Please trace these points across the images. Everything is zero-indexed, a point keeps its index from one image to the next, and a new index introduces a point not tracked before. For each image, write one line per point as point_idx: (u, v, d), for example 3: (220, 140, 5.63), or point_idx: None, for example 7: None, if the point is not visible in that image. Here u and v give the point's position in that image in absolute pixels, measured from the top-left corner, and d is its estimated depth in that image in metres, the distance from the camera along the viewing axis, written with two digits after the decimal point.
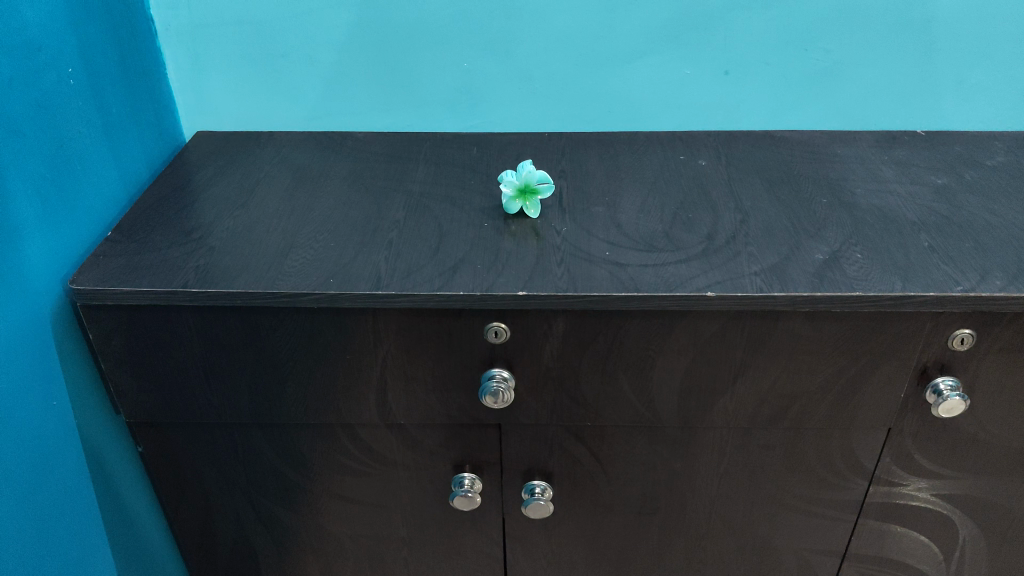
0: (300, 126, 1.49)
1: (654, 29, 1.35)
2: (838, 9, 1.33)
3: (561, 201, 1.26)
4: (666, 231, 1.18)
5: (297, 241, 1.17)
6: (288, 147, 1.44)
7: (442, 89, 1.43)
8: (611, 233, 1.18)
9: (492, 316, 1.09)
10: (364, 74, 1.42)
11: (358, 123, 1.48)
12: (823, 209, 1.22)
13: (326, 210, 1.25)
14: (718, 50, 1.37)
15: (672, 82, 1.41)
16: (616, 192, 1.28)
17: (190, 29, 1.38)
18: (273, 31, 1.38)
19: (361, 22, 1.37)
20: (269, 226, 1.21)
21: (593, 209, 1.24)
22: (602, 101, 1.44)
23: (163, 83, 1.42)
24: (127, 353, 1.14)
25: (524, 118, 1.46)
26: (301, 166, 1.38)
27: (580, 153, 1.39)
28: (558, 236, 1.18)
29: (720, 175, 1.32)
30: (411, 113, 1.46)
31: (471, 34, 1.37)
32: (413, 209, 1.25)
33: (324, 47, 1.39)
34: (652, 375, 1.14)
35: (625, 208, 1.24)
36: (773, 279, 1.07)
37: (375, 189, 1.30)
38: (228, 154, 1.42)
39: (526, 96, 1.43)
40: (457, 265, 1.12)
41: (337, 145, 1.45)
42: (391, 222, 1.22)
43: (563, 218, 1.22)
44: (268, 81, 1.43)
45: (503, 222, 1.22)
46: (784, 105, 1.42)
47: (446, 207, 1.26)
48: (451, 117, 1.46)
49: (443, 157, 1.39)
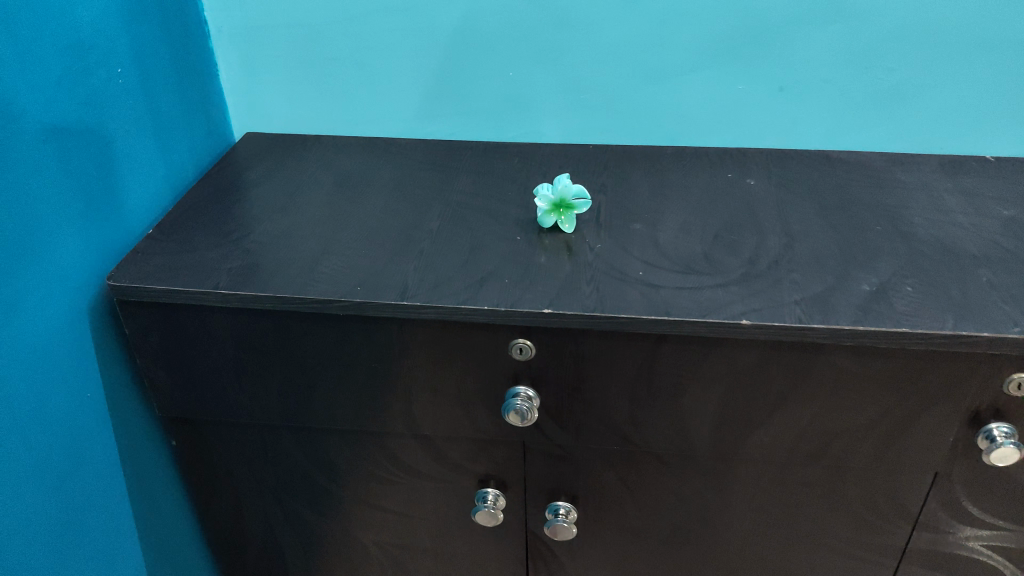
0: (348, 130, 1.50)
1: (709, 42, 1.31)
2: (905, 27, 1.26)
3: (598, 217, 1.23)
4: (705, 253, 1.14)
5: (331, 248, 1.18)
6: (333, 151, 1.46)
7: (488, 98, 1.42)
8: (648, 252, 1.14)
9: (517, 332, 1.07)
10: (411, 81, 1.42)
11: (405, 130, 1.48)
12: (876, 237, 1.16)
13: (363, 217, 1.25)
14: (775, 66, 1.32)
15: (726, 98, 1.36)
16: (659, 211, 1.24)
17: (244, 33, 1.40)
18: (323, 37, 1.39)
19: (410, 30, 1.36)
20: (306, 230, 1.22)
21: (632, 227, 1.21)
22: (651, 116, 1.40)
23: (215, 84, 1.44)
24: (162, 350, 1.17)
25: (570, 131, 1.43)
26: (345, 171, 1.39)
27: (625, 168, 1.36)
28: (592, 253, 1.15)
29: (770, 197, 1.26)
30: (458, 122, 1.45)
31: (518, 44, 1.35)
32: (449, 219, 1.24)
33: (373, 53, 1.39)
34: (683, 402, 1.10)
35: (664, 226, 1.20)
36: (814, 310, 1.02)
37: (414, 197, 1.30)
38: (276, 157, 1.44)
39: (572, 108, 1.41)
40: (486, 279, 1.10)
41: (381, 151, 1.45)
42: (425, 231, 1.21)
43: (599, 235, 1.19)
44: (317, 86, 1.45)
45: (537, 236, 1.20)
46: (844, 125, 1.36)
47: (482, 219, 1.24)
48: (497, 126, 1.45)
49: (485, 167, 1.38)
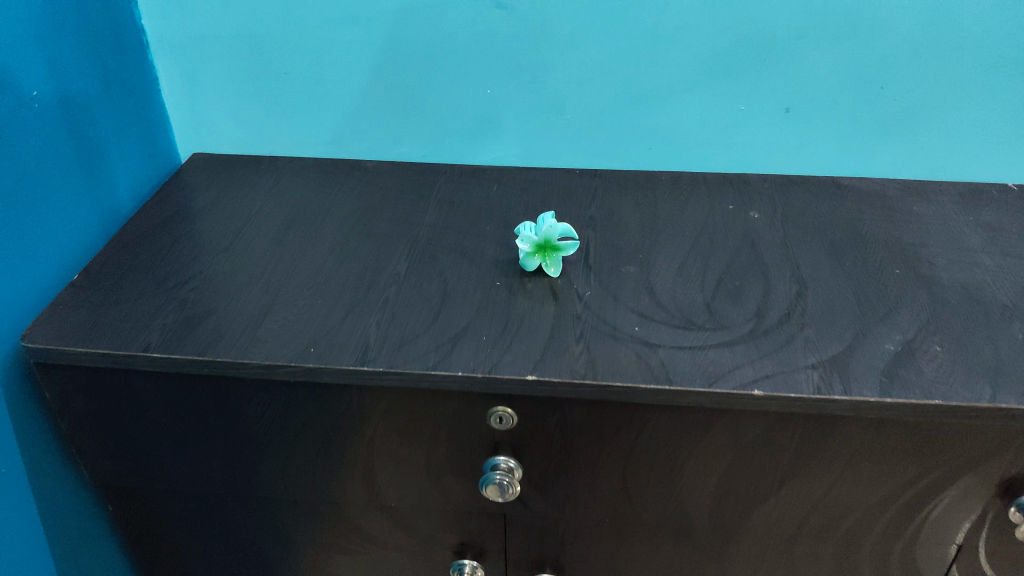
0: (304, 152, 1.35)
1: (706, 59, 1.19)
2: (921, 44, 1.15)
3: (586, 258, 1.10)
4: (707, 303, 1.01)
5: (281, 298, 1.03)
6: (287, 176, 1.30)
7: (461, 118, 1.28)
8: (643, 302, 1.01)
9: (494, 400, 0.93)
10: (374, 99, 1.27)
11: (370, 151, 1.34)
12: (895, 282, 1.04)
13: (319, 259, 1.10)
14: (778, 86, 1.20)
15: (725, 119, 1.24)
16: (653, 250, 1.11)
17: (186, 44, 1.24)
18: (275, 49, 1.24)
19: (374, 43, 1.21)
20: (254, 275, 1.07)
21: (623, 270, 1.08)
22: (642, 138, 1.27)
23: (157, 100, 1.29)
24: (87, 417, 1.01)
25: (554, 153, 1.30)
26: (300, 200, 1.24)
27: (614, 198, 1.23)
28: (580, 303, 1.02)
29: (774, 233, 1.14)
30: (428, 143, 1.32)
31: (495, 59, 1.22)
32: (417, 260, 1.10)
33: (331, 68, 1.24)
34: (684, 476, 0.97)
35: (659, 270, 1.07)
36: (832, 377, 0.90)
37: (377, 233, 1.16)
38: (222, 183, 1.29)
39: (555, 129, 1.28)
40: (458, 337, 0.96)
41: (341, 176, 1.30)
42: (390, 276, 1.07)
43: (588, 279, 1.06)
44: (270, 104, 1.29)
45: (518, 281, 1.07)
46: (852, 149, 1.25)
47: (455, 259, 1.11)
48: (471, 148, 1.31)
49: (459, 197, 1.24)
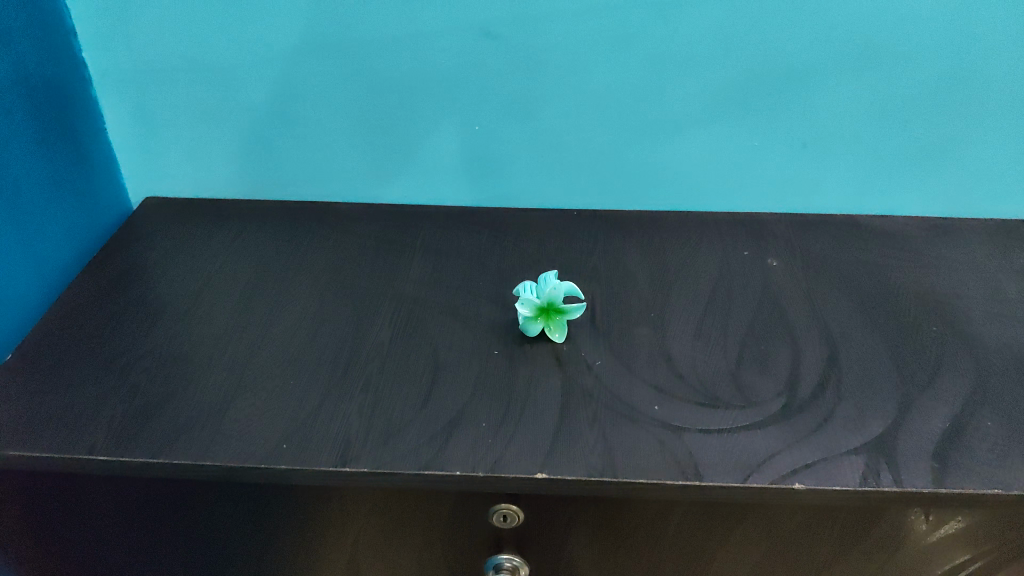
0: (270, 195, 1.24)
1: (717, 93, 1.11)
2: (949, 75, 1.07)
3: (592, 320, 1.00)
4: (732, 372, 0.91)
5: (250, 381, 0.93)
6: (251, 227, 1.20)
7: (447, 157, 1.18)
8: (659, 375, 0.91)
9: (498, 497, 0.82)
10: (348, 139, 1.16)
11: (346, 193, 1.23)
12: (934, 342, 0.96)
13: (291, 330, 1.00)
14: (798, 119, 1.12)
15: (738, 155, 1.16)
16: (665, 307, 1.02)
17: (136, 81, 1.12)
18: (236, 87, 1.12)
19: (348, 80, 1.10)
20: (219, 351, 0.97)
21: (635, 332, 0.98)
22: (645, 177, 1.20)
23: (103, 143, 1.17)
24: (28, 524, 0.88)
25: (551, 192, 1.22)
26: (266, 257, 1.13)
27: (620, 243, 1.15)
28: (591, 375, 0.91)
29: (795, 282, 1.07)
30: (411, 184, 1.21)
31: (486, 95, 1.11)
32: (401, 325, 1.00)
33: (298, 106, 1.13)
34: (711, 567, 0.88)
35: (673, 332, 0.98)
36: (878, 464, 0.80)
37: (354, 295, 1.06)
38: (180, 236, 1.18)
39: (553, 167, 1.19)
40: (454, 426, 0.85)
41: (312, 226, 1.19)
42: (371, 350, 0.97)
43: (596, 345, 0.96)
44: (232, 144, 1.18)
45: (517, 348, 0.96)
46: (874, 186, 1.18)
47: (446, 325, 1.00)
48: (457, 188, 1.22)
49: (449, 248, 1.14)
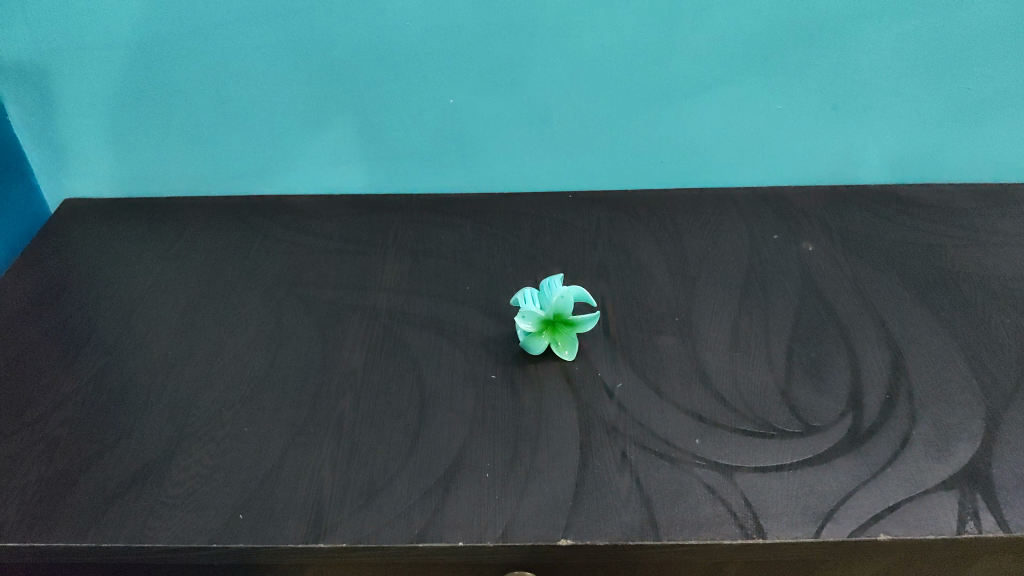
0: (213, 189, 1.06)
1: (734, 50, 0.94)
2: (1007, 20, 0.92)
3: (605, 332, 0.85)
4: (782, 390, 0.79)
5: (194, 429, 0.76)
6: (188, 228, 1.01)
7: (418, 138, 1.01)
8: (700, 397, 0.77)
9: (511, 567, 0.67)
10: (301, 120, 0.99)
11: (305, 184, 1.06)
12: (1008, 337, 0.84)
13: (241, 357, 0.83)
14: (827, 77, 0.97)
15: (760, 122, 1.01)
16: (693, 308, 0.88)
17: (39, 60, 0.94)
18: (163, 63, 0.94)
19: (298, 49, 0.93)
20: (156, 391, 0.79)
21: (658, 342, 0.83)
22: (650, 151, 1.03)
23: (7, 136, 1.00)
24: None
25: (543, 174, 1.05)
26: (208, 265, 0.95)
27: (630, 228, 1.00)
28: (614, 403, 0.76)
29: (837, 269, 0.94)
30: (380, 171, 1.04)
31: (463, 62, 0.94)
32: (377, 346, 0.83)
33: (240, 83, 0.95)
34: None
35: (705, 341, 0.84)
36: (976, 503, 0.67)
37: (320, 308, 0.88)
38: (103, 244, 0.99)
39: (545, 145, 1.02)
40: (452, 476, 0.70)
41: (263, 224, 1.01)
42: (341, 381, 0.80)
43: (614, 361, 0.81)
44: (162, 132, 1.00)
45: (519, 369, 0.80)
46: (914, 152, 1.04)
47: (432, 342, 0.84)
48: (431, 173, 1.04)
49: (430, 244, 0.97)
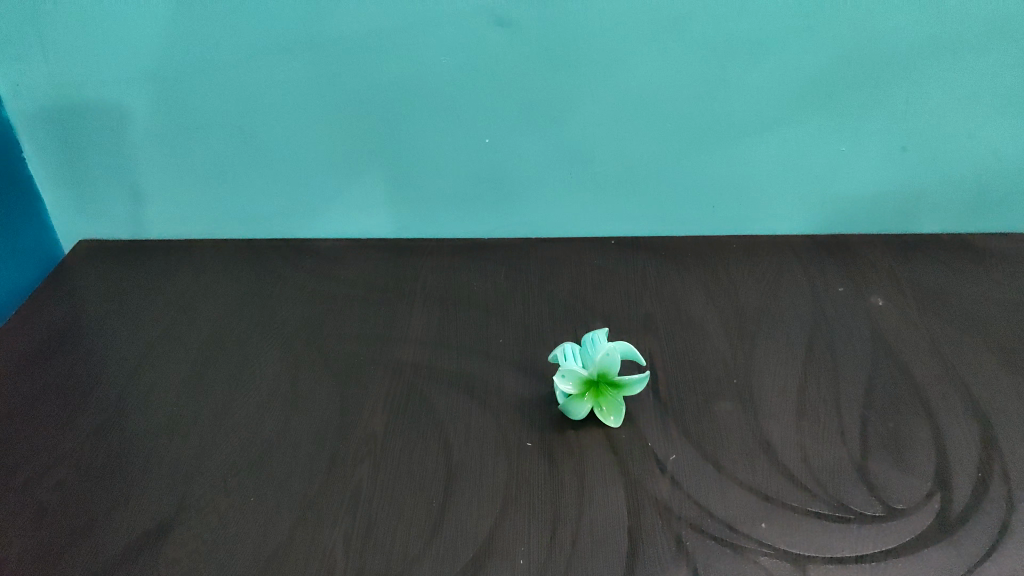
0: (232, 232, 1.00)
1: (794, 87, 0.87)
2: None
3: (654, 395, 0.76)
4: (858, 466, 0.70)
5: (196, 497, 0.68)
6: (204, 272, 0.95)
7: (450, 180, 0.94)
8: (767, 473, 0.69)
9: None
10: (326, 160, 0.93)
11: (328, 228, 0.99)
12: None
13: (252, 415, 0.75)
14: (895, 116, 0.88)
15: (821, 165, 0.92)
16: (751, 369, 0.79)
17: (55, 96, 0.89)
18: (183, 99, 0.88)
19: (324, 85, 0.87)
20: (158, 453, 0.72)
21: (713, 407, 0.75)
22: (700, 196, 0.95)
23: (21, 174, 0.94)
24: None
25: (583, 220, 0.97)
26: (221, 311, 0.89)
27: (679, 279, 0.92)
28: (666, 479, 0.68)
29: (911, 326, 0.85)
30: (408, 215, 0.97)
31: (499, 99, 0.88)
32: (401, 406, 0.75)
33: (263, 120, 0.90)
34: None
35: (766, 407, 0.75)
36: None
37: (339, 361, 0.81)
38: (115, 287, 0.93)
39: (585, 188, 0.94)
40: (482, 563, 0.61)
41: (283, 268, 0.95)
42: (359, 446, 0.72)
43: (664, 429, 0.73)
44: (181, 171, 0.95)
45: (557, 435, 0.72)
46: (990, 198, 0.95)
47: (462, 402, 0.76)
48: (463, 218, 0.97)
49: (461, 292, 0.90)
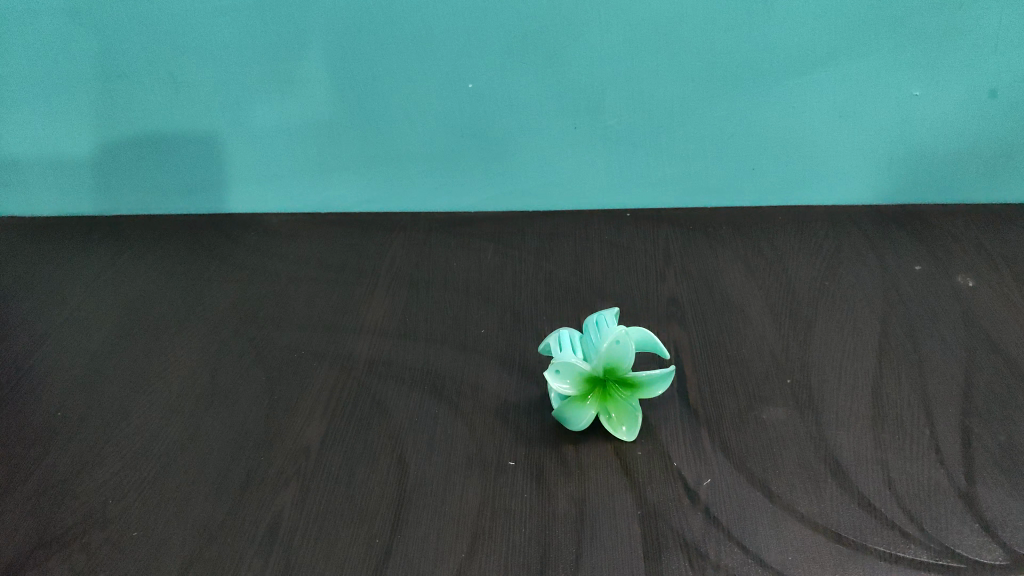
0: (169, 205, 0.83)
1: (856, 8, 0.68)
2: None
3: (680, 398, 0.58)
4: (963, 495, 0.50)
5: (60, 528, 0.50)
6: (129, 251, 0.78)
7: (426, 137, 0.76)
8: (837, 503, 0.50)
9: None
10: (276, 112, 0.76)
11: (283, 199, 0.82)
12: None
13: (154, 421, 0.58)
14: (987, 45, 0.69)
15: (889, 112, 0.73)
16: (806, 365, 0.60)
17: None
18: (100, 35, 0.73)
19: (270, 14, 0.71)
20: (26, 468, 0.55)
21: (758, 414, 0.56)
22: (737, 156, 0.77)
23: None
24: None
25: (590, 187, 0.79)
26: (141, 294, 0.72)
27: (710, 254, 0.73)
28: (696, 511, 0.49)
29: (1014, 311, 0.65)
30: (377, 182, 0.80)
31: (483, 29, 0.70)
32: (347, 411, 0.57)
33: (195, 61, 0.74)
34: None
35: (830, 414, 0.56)
36: None
37: (276, 355, 0.63)
38: (22, 267, 0.77)
39: (593, 145, 0.76)
40: None
41: (224, 246, 0.78)
42: (285, 463, 0.54)
43: (693, 443, 0.54)
44: (104, 130, 0.78)
45: (550, 449, 0.54)
46: None
47: (426, 406, 0.57)
48: (444, 185, 0.79)
49: (437, 274, 0.72)
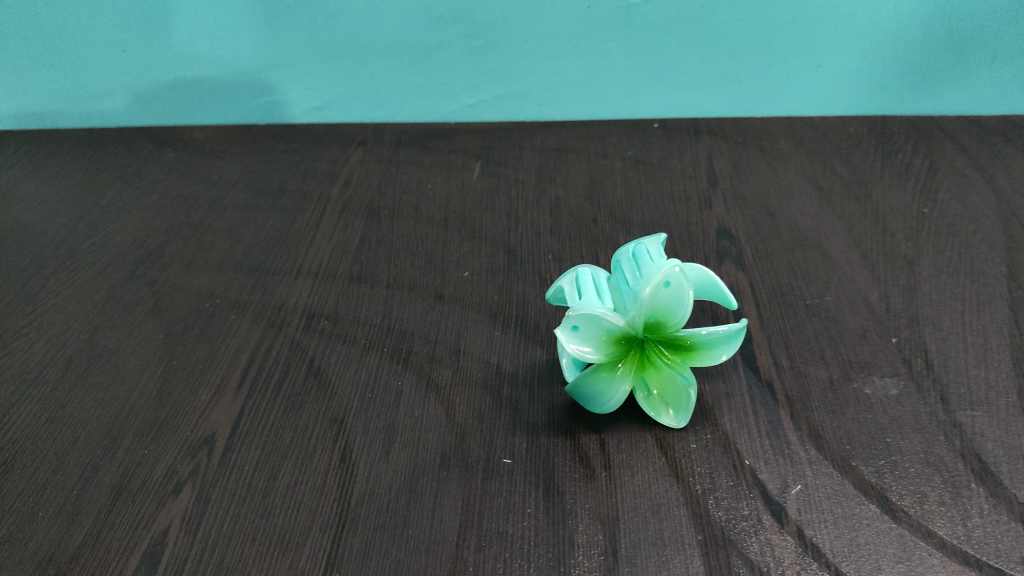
0: (70, 117, 0.65)
1: None
2: None
3: (746, 366, 0.41)
4: None
5: None
6: (9, 173, 0.61)
7: (391, 24, 0.58)
8: (994, 522, 0.33)
9: None
10: None
11: (214, 108, 0.64)
12: None
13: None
14: None
15: None
16: (916, 321, 0.43)
17: None
18: None
19: None
20: None
21: (858, 391, 0.39)
22: (799, 49, 0.58)
23: None
24: None
25: (605, 88, 0.61)
26: (15, 225, 0.54)
27: (766, 176, 0.56)
28: (784, 536, 0.33)
29: None
30: (331, 85, 0.62)
31: None
32: (273, 384, 0.41)
33: None
34: None
35: (960, 389, 0.39)
36: None
37: (184, 307, 0.46)
38: None
39: (609, 32, 0.58)
40: None
41: (131, 166, 0.60)
42: (177, 460, 0.37)
43: (770, 431, 0.37)
44: None
45: (564, 438, 0.37)
46: None
47: (386, 378, 0.41)
48: (418, 86, 0.62)
49: (407, 200, 0.55)
